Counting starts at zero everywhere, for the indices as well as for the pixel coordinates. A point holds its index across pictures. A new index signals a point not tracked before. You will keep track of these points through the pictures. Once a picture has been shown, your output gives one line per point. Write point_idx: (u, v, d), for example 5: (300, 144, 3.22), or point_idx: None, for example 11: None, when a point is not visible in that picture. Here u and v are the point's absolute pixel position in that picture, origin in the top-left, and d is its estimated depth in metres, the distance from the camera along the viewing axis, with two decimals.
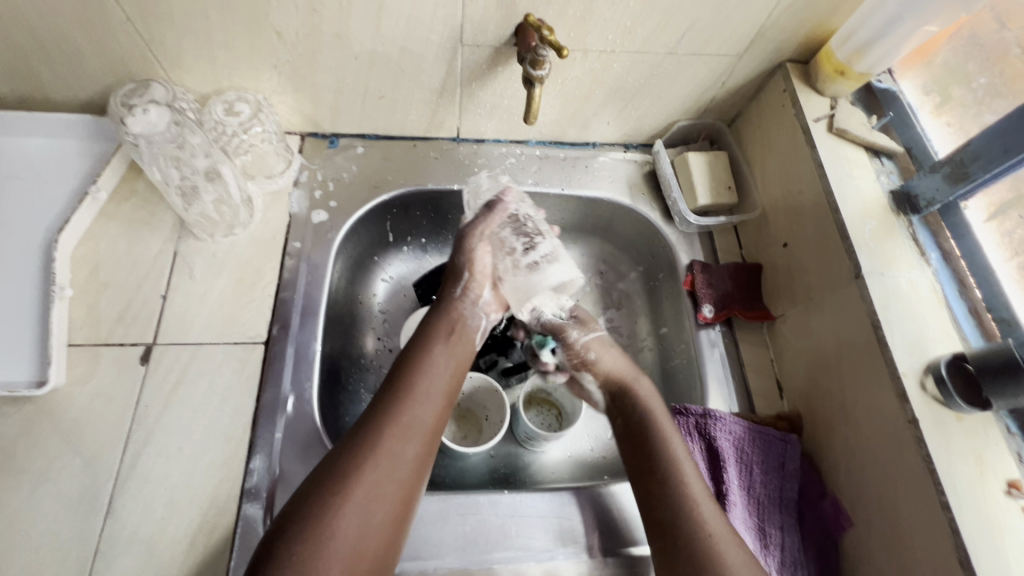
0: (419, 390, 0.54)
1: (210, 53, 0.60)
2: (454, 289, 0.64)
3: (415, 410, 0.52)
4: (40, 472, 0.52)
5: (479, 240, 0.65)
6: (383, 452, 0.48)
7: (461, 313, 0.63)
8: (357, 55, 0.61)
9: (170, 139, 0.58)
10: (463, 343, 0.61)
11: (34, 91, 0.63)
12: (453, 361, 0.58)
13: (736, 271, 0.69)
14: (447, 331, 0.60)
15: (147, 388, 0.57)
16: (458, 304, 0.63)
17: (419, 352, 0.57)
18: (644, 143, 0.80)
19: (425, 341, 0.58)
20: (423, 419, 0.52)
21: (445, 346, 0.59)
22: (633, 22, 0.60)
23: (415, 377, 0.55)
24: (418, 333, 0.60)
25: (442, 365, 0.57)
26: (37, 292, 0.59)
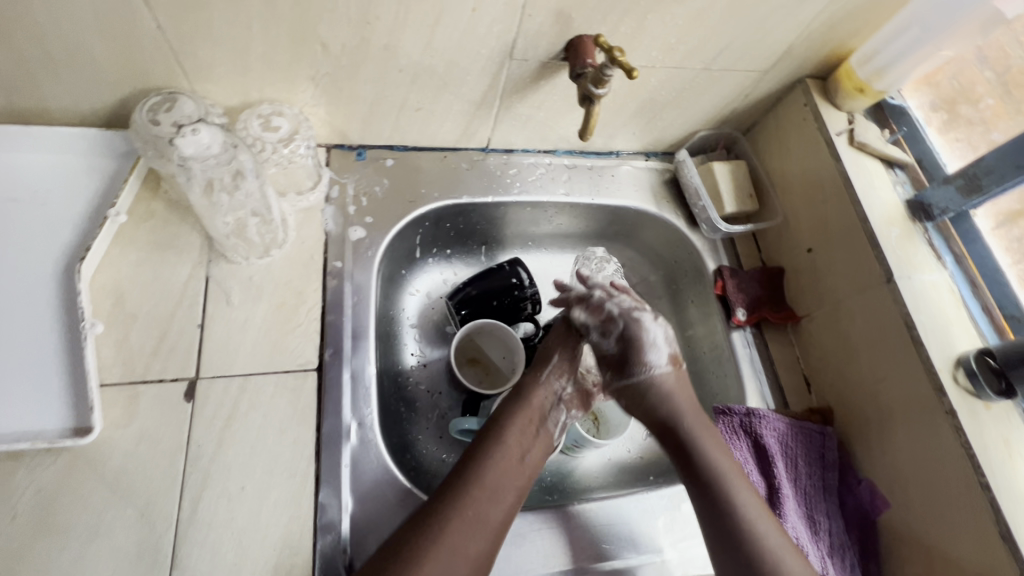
0: (487, 485, 0.54)
1: (245, 64, 0.56)
2: (539, 374, 0.64)
3: (482, 506, 0.53)
4: (88, 528, 0.48)
5: (577, 332, 0.64)
6: (449, 551, 0.50)
7: (539, 398, 0.62)
8: (402, 67, 0.59)
9: (219, 162, 0.54)
10: (538, 439, 0.60)
11: (33, 103, 0.56)
12: (526, 459, 0.58)
13: (762, 275, 0.74)
14: (523, 427, 0.59)
15: (197, 426, 0.53)
16: (538, 390, 0.63)
17: (492, 443, 0.57)
18: (664, 152, 0.82)
19: (501, 430, 0.59)
20: (490, 515, 0.53)
21: (519, 437, 0.59)
22: (677, 39, 0.61)
23: (486, 472, 0.55)
24: (495, 417, 0.60)
25: (513, 459, 0.57)
26: (60, 329, 0.53)
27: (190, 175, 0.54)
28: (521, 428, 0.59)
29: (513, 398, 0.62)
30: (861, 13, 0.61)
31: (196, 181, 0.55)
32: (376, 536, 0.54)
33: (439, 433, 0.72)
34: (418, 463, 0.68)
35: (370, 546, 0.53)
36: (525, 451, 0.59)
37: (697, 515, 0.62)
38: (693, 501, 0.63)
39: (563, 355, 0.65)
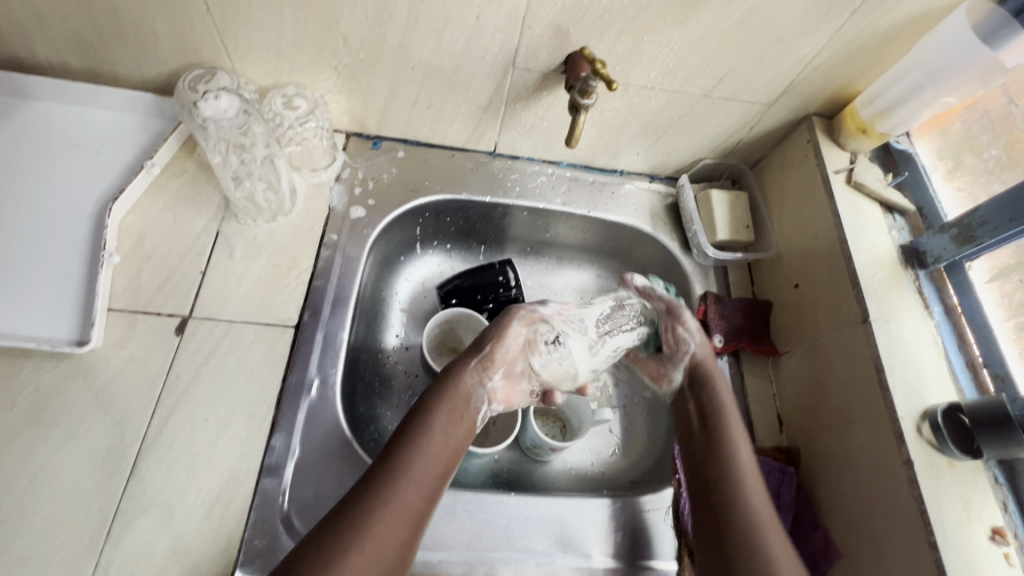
0: (410, 478, 0.52)
1: (277, 49, 0.63)
2: (470, 357, 0.63)
3: (400, 500, 0.50)
4: (69, 428, 0.54)
5: (517, 321, 0.66)
6: (371, 534, 0.47)
7: (467, 383, 0.62)
8: (414, 66, 0.65)
9: (236, 126, 0.62)
10: (463, 425, 0.59)
11: (104, 66, 0.66)
12: (452, 441, 0.57)
13: (748, 306, 0.73)
14: (448, 412, 0.58)
15: (180, 358, 0.59)
16: (461, 382, 0.61)
17: (420, 428, 0.56)
18: (669, 177, 0.84)
19: (423, 424, 0.56)
20: (410, 508, 0.51)
21: (443, 428, 0.57)
22: (675, 64, 0.64)
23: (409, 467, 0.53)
24: (418, 411, 0.58)
25: (436, 452, 0.55)
26: (86, 256, 0.61)
27: (208, 136, 0.63)
28: (444, 420, 0.58)
29: (434, 390, 0.60)
30: (865, 53, 0.62)
31: (214, 144, 0.63)
32: (313, 487, 0.57)
33: (407, 413, 0.74)
34: (381, 437, 0.70)
35: (305, 495, 0.56)
36: (449, 443, 0.57)
37: (634, 531, 0.61)
38: (632, 516, 0.61)
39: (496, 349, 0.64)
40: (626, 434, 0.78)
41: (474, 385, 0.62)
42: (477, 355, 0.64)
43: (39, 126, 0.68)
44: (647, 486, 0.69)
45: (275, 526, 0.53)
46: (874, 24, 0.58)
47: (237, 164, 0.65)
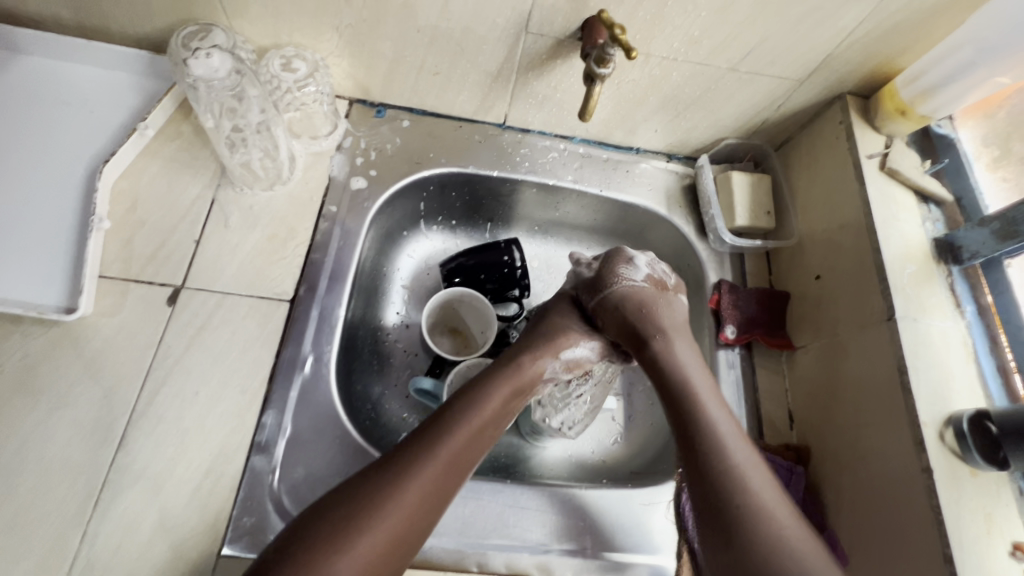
0: (456, 453, 0.48)
1: (276, 7, 0.59)
2: (537, 349, 0.59)
3: (440, 474, 0.46)
4: (57, 397, 0.53)
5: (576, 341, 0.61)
6: (403, 518, 0.43)
7: (535, 373, 0.57)
8: (420, 28, 0.61)
9: (229, 87, 0.59)
10: (511, 411, 0.55)
11: (95, 20, 0.63)
12: (499, 422, 0.53)
13: (764, 297, 0.69)
14: (506, 393, 0.54)
15: (171, 329, 0.57)
16: (534, 369, 0.57)
17: (474, 402, 0.52)
18: (688, 156, 0.79)
19: (480, 397, 0.52)
20: (449, 486, 0.47)
21: (500, 409, 0.53)
22: (701, 33, 0.59)
23: (456, 437, 0.49)
24: (479, 386, 0.54)
25: (486, 430, 0.51)
26: (79, 220, 0.59)
27: (200, 99, 0.60)
28: (503, 399, 0.53)
29: (510, 368, 0.56)
30: (910, 27, 0.56)
31: (207, 108, 0.61)
32: (305, 466, 0.55)
33: (405, 393, 0.73)
34: (376, 416, 0.69)
35: (295, 474, 0.55)
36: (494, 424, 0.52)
37: (631, 525, 0.59)
38: (632, 509, 0.60)
39: (557, 352, 0.59)
40: (629, 423, 0.75)
41: (541, 374, 0.58)
42: (550, 343, 0.59)
43: (33, 83, 0.66)
44: (649, 479, 0.68)
45: (264, 504, 0.52)
46: None
47: (230, 129, 0.62)
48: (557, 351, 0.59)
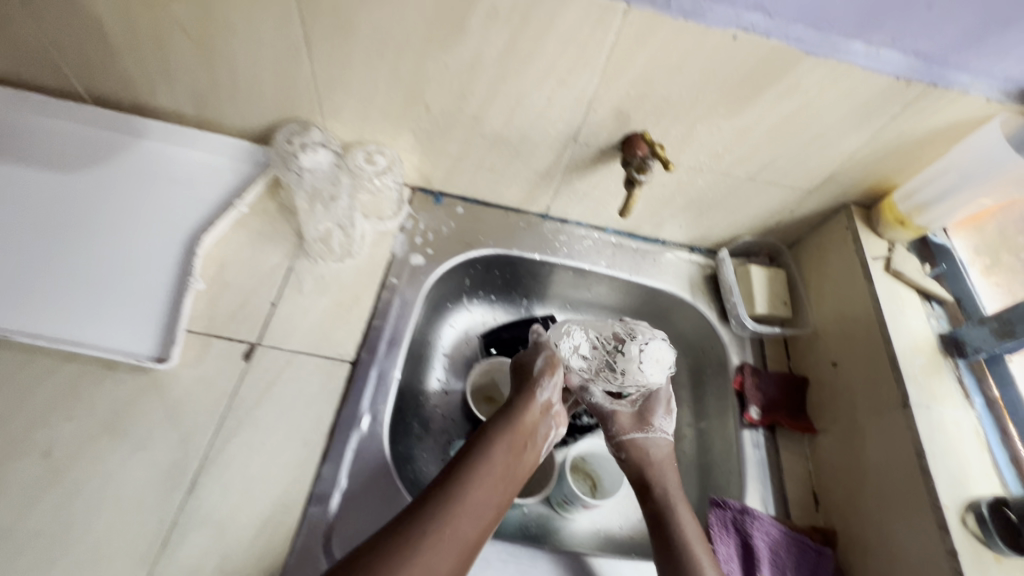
0: (470, 503, 0.53)
1: (366, 113, 0.71)
2: (531, 390, 0.66)
3: (458, 521, 0.51)
4: (139, 439, 0.58)
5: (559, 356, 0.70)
6: (420, 563, 0.47)
7: (532, 415, 0.63)
8: (484, 134, 0.72)
9: (327, 177, 0.70)
10: (524, 459, 0.60)
11: (211, 114, 0.75)
12: (512, 474, 0.58)
13: (784, 380, 0.74)
14: (513, 442, 0.60)
15: (245, 382, 0.63)
16: (535, 414, 0.64)
17: (484, 451, 0.58)
18: (709, 249, 0.88)
19: (488, 452, 0.58)
20: (466, 533, 0.51)
21: (507, 457, 0.58)
22: (723, 149, 0.69)
23: (469, 488, 0.54)
24: (482, 439, 0.59)
25: (497, 486, 0.56)
26: (177, 281, 0.68)
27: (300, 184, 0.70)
28: (506, 449, 0.59)
29: (503, 421, 0.62)
30: (902, 153, 0.66)
31: (302, 193, 0.71)
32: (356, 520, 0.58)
33: (442, 455, 0.76)
34: (416, 477, 0.72)
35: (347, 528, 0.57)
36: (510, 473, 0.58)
37: None
38: None
39: (553, 373, 0.68)
40: None
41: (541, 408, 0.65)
42: (541, 373, 0.68)
43: (148, 162, 0.77)
44: None
45: (318, 557, 0.55)
46: (912, 129, 0.63)
47: (321, 213, 0.72)
48: (656, 411, 0.71)
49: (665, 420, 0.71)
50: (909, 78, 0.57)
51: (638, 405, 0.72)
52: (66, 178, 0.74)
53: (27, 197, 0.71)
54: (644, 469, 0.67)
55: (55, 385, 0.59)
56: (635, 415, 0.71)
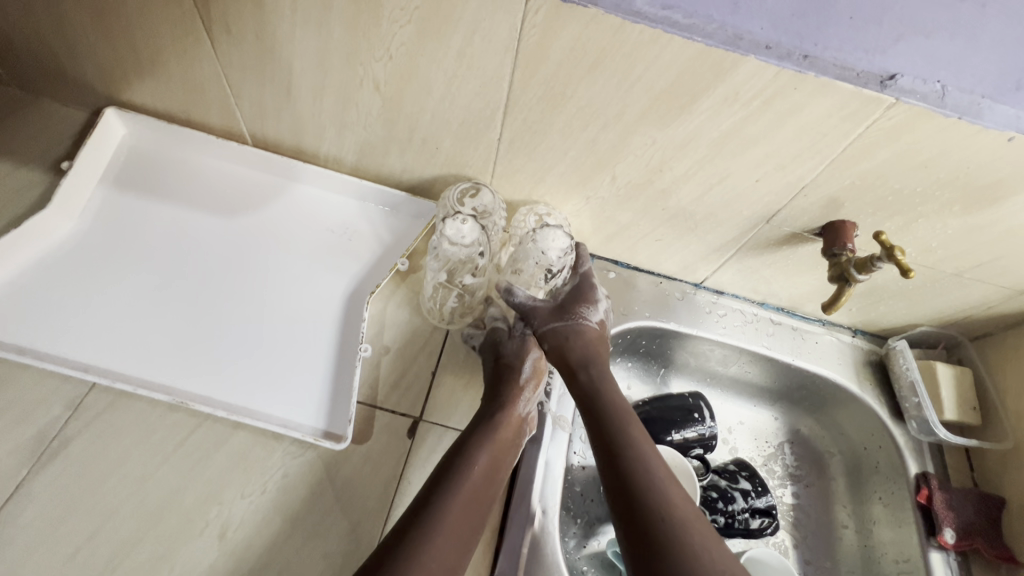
0: (452, 524, 0.51)
1: (541, 176, 0.67)
2: (510, 394, 0.62)
3: (437, 544, 0.49)
4: (311, 523, 0.54)
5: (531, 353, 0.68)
6: None
7: (512, 423, 0.60)
8: (666, 207, 0.67)
9: (470, 247, 0.63)
10: (505, 467, 0.57)
11: (372, 164, 0.72)
12: (490, 483, 0.55)
13: (977, 500, 0.67)
14: (494, 451, 0.57)
15: (412, 463, 0.59)
16: (506, 422, 0.59)
17: (462, 464, 0.55)
18: (874, 333, 0.81)
19: (465, 466, 0.55)
20: (449, 559, 0.49)
21: (485, 467, 0.56)
22: (938, 244, 0.63)
23: (453, 506, 0.52)
24: (460, 450, 0.56)
25: (473, 502, 0.53)
26: (342, 344, 0.65)
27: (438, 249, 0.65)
28: (488, 459, 0.56)
29: (477, 430, 0.58)
30: None
31: (439, 260, 0.65)
32: None
33: (583, 542, 0.72)
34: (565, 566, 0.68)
35: None
36: (489, 484, 0.55)
37: None
38: None
39: (535, 386, 0.65)
40: None
41: (520, 418, 0.61)
42: (526, 381, 0.64)
43: (303, 209, 0.75)
44: None
45: None
46: None
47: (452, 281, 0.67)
48: (590, 301, 0.68)
49: (593, 309, 0.67)
50: None
51: (563, 299, 0.68)
52: (225, 224, 0.72)
53: (188, 242, 0.69)
54: (567, 356, 0.64)
55: (225, 456, 0.56)
56: (556, 307, 0.67)
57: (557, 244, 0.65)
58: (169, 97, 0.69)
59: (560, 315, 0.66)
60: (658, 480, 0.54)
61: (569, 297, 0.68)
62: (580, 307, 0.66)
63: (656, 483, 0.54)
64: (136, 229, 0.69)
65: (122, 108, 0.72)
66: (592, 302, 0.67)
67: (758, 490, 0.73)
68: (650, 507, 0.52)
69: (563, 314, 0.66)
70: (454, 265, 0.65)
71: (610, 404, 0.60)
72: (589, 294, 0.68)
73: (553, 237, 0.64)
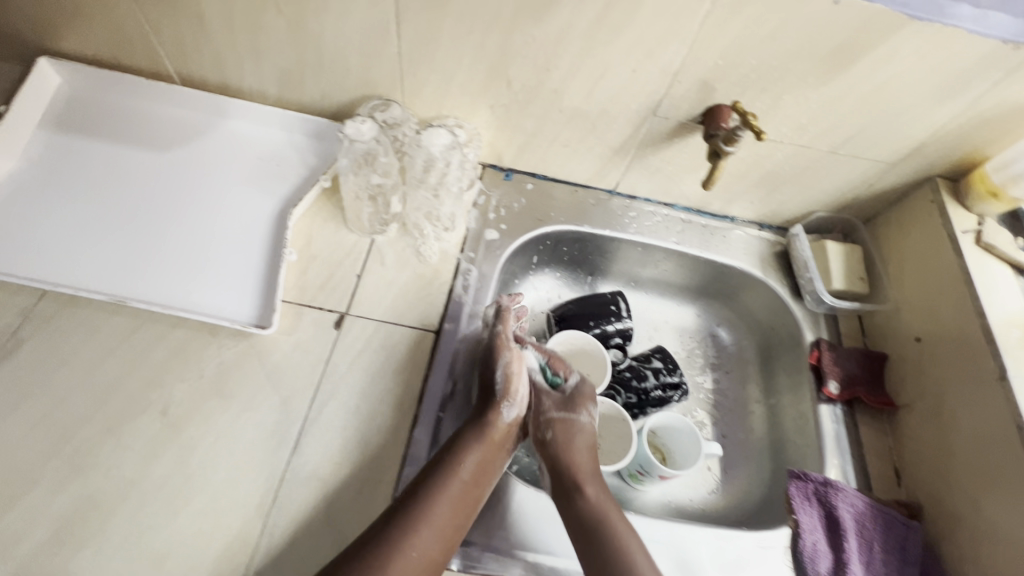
0: (435, 520, 0.55)
1: (446, 89, 0.73)
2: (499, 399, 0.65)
3: (418, 538, 0.54)
4: (244, 399, 0.61)
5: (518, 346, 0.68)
6: None
7: (498, 427, 0.63)
8: (562, 109, 0.72)
9: (369, 148, 0.69)
10: (492, 469, 0.61)
11: (294, 94, 0.78)
12: (474, 483, 0.59)
13: (863, 356, 0.74)
14: (481, 453, 0.61)
15: (338, 349, 0.66)
16: (494, 426, 0.63)
17: (449, 464, 0.58)
18: (779, 226, 0.87)
19: (447, 467, 0.58)
20: (429, 550, 0.54)
21: (472, 472, 0.59)
22: (808, 121, 0.68)
23: (436, 503, 0.56)
24: (450, 449, 0.60)
25: (459, 506, 0.57)
26: (268, 253, 0.71)
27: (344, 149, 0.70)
28: (476, 463, 0.60)
29: (470, 430, 0.62)
30: (999, 122, 0.64)
31: (348, 157, 0.70)
32: None
33: None
34: None
35: None
36: (477, 483, 0.59)
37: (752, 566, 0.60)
38: (750, 552, 0.61)
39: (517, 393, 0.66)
40: (726, 475, 0.78)
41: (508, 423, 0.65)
42: (503, 392, 0.66)
43: (232, 140, 0.80)
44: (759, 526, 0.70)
45: None
46: (1015, 96, 0.61)
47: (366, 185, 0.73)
48: (583, 403, 0.67)
49: (586, 412, 0.67)
50: (1016, 42, 0.55)
51: (569, 393, 0.69)
52: (159, 157, 0.77)
53: (124, 175, 0.75)
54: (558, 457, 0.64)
55: (164, 349, 0.62)
56: (562, 400, 0.68)
57: (440, 141, 0.68)
58: (96, 41, 0.74)
59: (560, 408, 0.67)
60: (615, 531, 0.57)
61: (568, 395, 0.68)
62: (581, 403, 0.67)
63: (611, 528, 0.57)
64: (74, 164, 0.75)
65: (55, 57, 0.77)
66: (588, 404, 0.68)
67: (670, 368, 0.79)
68: (603, 544, 0.56)
69: (563, 411, 0.67)
70: (356, 164, 0.71)
71: (570, 464, 0.63)
72: (588, 396, 0.68)
73: (437, 137, 0.68)
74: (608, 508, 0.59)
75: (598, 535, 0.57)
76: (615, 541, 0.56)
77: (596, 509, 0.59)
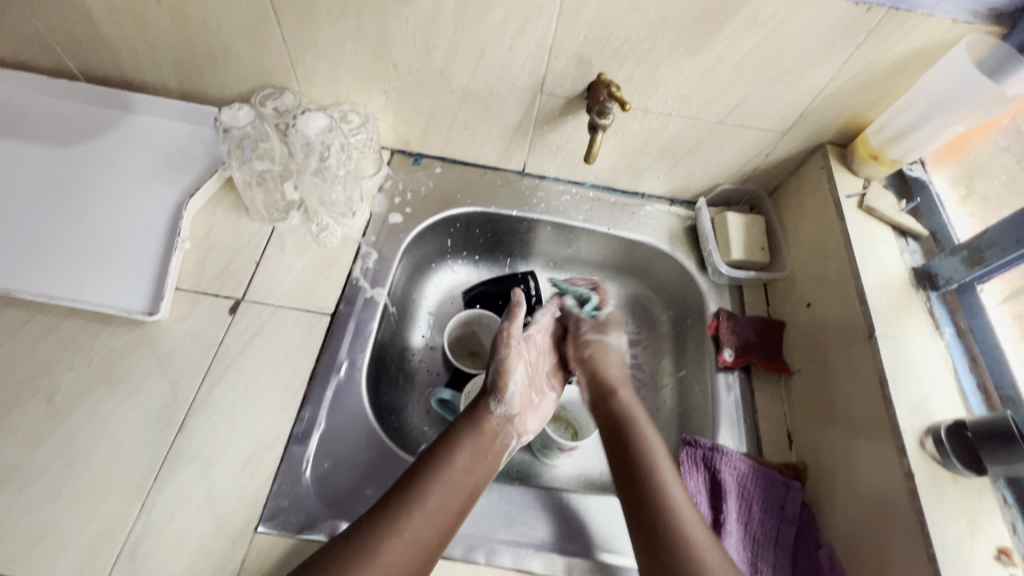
0: (428, 505, 0.55)
1: (337, 76, 0.73)
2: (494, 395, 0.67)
3: (412, 525, 0.54)
4: (132, 385, 0.62)
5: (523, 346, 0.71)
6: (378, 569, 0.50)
7: (490, 423, 0.65)
8: (453, 90, 0.73)
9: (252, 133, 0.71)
10: (485, 462, 0.62)
11: (195, 87, 0.79)
12: (469, 479, 0.59)
13: (760, 324, 0.74)
14: (474, 445, 0.62)
15: (230, 334, 0.67)
16: (484, 417, 0.65)
17: (442, 454, 0.60)
18: (689, 201, 0.88)
19: (443, 458, 0.59)
20: (424, 536, 0.54)
21: (464, 463, 0.60)
22: (690, 92, 0.69)
23: (429, 492, 0.56)
24: (445, 442, 0.62)
25: (453, 491, 0.57)
26: (165, 241, 0.72)
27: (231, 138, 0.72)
28: (467, 456, 0.61)
29: (467, 424, 0.64)
30: (873, 86, 0.65)
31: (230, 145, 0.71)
32: (332, 459, 0.62)
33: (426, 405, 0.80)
34: (400, 425, 0.75)
35: (325, 465, 0.61)
36: (471, 473, 0.60)
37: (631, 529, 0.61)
38: None
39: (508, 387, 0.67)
40: None
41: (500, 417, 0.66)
42: (494, 387, 0.67)
43: (137, 134, 0.81)
44: None
45: (300, 491, 0.58)
46: (882, 59, 0.62)
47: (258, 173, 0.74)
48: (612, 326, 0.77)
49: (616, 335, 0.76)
50: (869, 4, 0.56)
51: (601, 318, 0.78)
52: (62, 153, 0.78)
53: (26, 172, 0.76)
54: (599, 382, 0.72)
55: (55, 339, 0.64)
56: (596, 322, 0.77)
57: (315, 124, 0.67)
58: None
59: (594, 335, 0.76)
60: (677, 525, 0.56)
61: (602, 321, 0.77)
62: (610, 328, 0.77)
63: (679, 523, 0.56)
64: None
65: None
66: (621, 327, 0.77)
67: None
68: (665, 536, 0.55)
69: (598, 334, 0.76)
70: (238, 151, 0.72)
71: (643, 450, 0.63)
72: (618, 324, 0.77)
73: (311, 120, 0.67)
74: (679, 510, 0.57)
75: (660, 533, 0.55)
76: (680, 536, 0.55)
77: (677, 508, 0.57)
